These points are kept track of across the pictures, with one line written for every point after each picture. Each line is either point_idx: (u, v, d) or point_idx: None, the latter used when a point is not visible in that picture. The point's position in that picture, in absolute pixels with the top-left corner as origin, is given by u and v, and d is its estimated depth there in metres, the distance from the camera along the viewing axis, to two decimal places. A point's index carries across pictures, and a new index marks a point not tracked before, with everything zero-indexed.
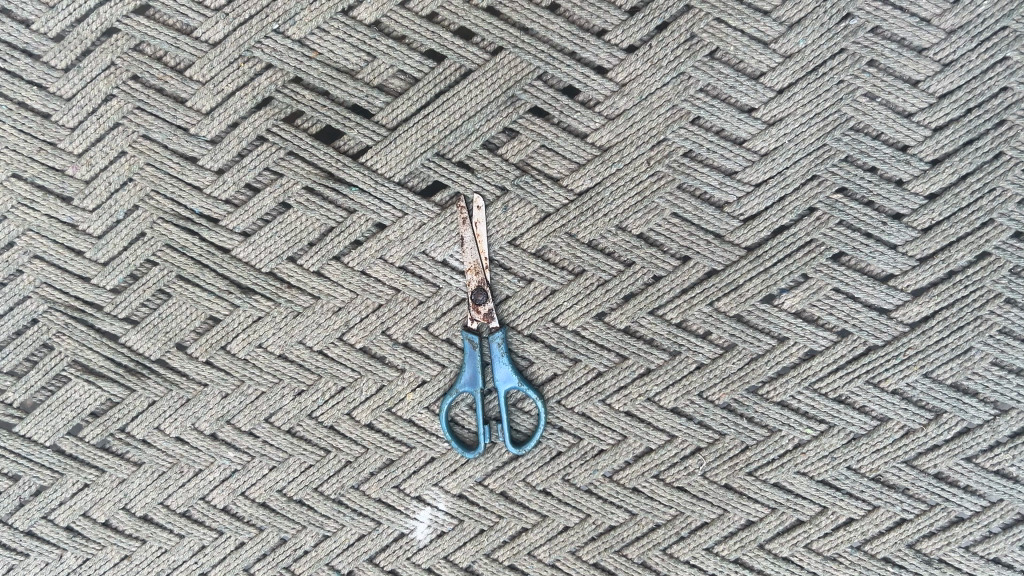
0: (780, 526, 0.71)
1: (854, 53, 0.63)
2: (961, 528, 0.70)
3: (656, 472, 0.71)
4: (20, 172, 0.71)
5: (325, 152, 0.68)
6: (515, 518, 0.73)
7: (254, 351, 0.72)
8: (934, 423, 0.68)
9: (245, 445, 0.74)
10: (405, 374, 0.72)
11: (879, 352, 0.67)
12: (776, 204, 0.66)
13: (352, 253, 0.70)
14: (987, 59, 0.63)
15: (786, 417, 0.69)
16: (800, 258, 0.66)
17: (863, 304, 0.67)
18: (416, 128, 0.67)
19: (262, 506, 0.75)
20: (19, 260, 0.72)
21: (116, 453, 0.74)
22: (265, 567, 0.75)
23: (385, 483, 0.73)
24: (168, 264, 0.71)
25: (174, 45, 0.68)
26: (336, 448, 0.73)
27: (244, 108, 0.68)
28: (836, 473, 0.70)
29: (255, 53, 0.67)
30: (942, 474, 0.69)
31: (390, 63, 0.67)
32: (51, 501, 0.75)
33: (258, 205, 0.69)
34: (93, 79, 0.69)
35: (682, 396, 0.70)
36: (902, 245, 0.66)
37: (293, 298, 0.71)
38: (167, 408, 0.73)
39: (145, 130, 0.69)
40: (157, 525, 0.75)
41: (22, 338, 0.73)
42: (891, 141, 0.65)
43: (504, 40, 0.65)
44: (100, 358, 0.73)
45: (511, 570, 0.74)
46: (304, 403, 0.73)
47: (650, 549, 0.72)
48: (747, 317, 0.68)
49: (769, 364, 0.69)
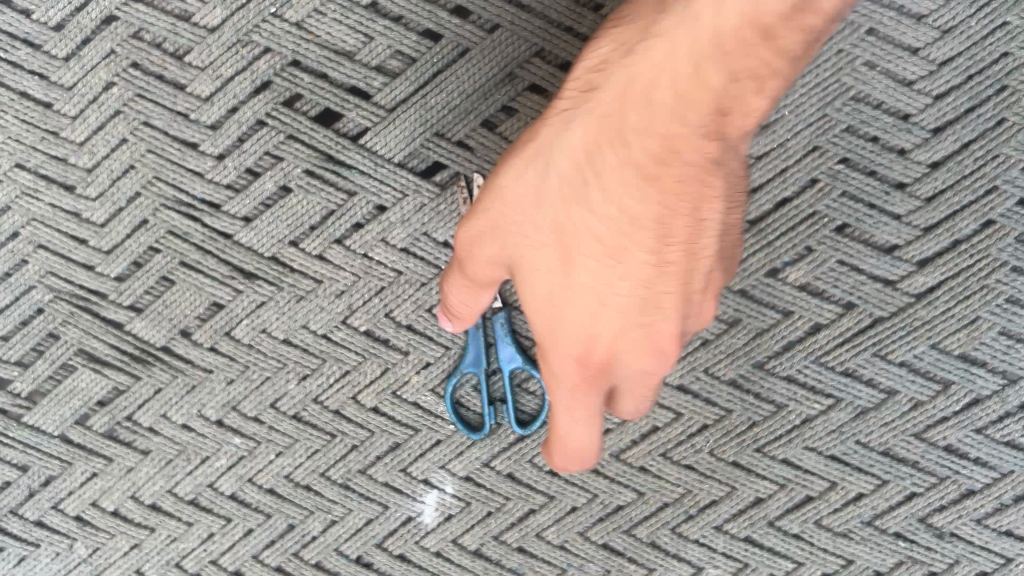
0: (790, 502, 0.70)
1: (853, 22, 0.64)
2: (972, 500, 0.69)
3: (663, 450, 0.71)
4: (24, 162, 0.71)
5: (324, 135, 0.68)
6: (522, 499, 0.72)
7: (258, 336, 0.72)
8: (943, 395, 0.68)
9: (251, 431, 0.73)
10: (410, 356, 0.72)
11: (886, 324, 0.67)
12: (777, 176, 0.66)
13: (354, 235, 0.70)
14: (987, 25, 0.64)
15: (793, 391, 0.69)
16: (803, 230, 0.66)
17: (868, 275, 0.67)
18: (415, 108, 0.68)
19: (269, 492, 0.74)
20: (24, 250, 0.72)
21: (124, 441, 0.75)
22: (274, 553, 0.75)
23: (392, 467, 0.73)
24: (171, 250, 0.71)
25: (172, 31, 0.68)
26: (341, 432, 0.73)
27: (243, 92, 0.69)
28: (845, 447, 0.69)
29: (252, 37, 0.68)
30: (952, 447, 0.69)
31: (388, 43, 0.67)
32: (62, 490, 0.75)
33: (259, 190, 0.70)
34: (94, 67, 0.69)
35: (687, 371, 0.69)
36: (906, 215, 0.66)
37: (296, 282, 0.71)
38: (173, 395, 0.73)
39: (146, 117, 0.70)
40: (166, 513, 0.75)
41: (28, 328, 0.73)
42: (892, 110, 0.65)
43: (500, 18, 0.66)
44: (106, 346, 0.73)
45: (520, 553, 0.73)
46: (309, 387, 0.72)
47: (660, 528, 0.71)
48: (752, 291, 0.68)
49: (774, 338, 0.68)
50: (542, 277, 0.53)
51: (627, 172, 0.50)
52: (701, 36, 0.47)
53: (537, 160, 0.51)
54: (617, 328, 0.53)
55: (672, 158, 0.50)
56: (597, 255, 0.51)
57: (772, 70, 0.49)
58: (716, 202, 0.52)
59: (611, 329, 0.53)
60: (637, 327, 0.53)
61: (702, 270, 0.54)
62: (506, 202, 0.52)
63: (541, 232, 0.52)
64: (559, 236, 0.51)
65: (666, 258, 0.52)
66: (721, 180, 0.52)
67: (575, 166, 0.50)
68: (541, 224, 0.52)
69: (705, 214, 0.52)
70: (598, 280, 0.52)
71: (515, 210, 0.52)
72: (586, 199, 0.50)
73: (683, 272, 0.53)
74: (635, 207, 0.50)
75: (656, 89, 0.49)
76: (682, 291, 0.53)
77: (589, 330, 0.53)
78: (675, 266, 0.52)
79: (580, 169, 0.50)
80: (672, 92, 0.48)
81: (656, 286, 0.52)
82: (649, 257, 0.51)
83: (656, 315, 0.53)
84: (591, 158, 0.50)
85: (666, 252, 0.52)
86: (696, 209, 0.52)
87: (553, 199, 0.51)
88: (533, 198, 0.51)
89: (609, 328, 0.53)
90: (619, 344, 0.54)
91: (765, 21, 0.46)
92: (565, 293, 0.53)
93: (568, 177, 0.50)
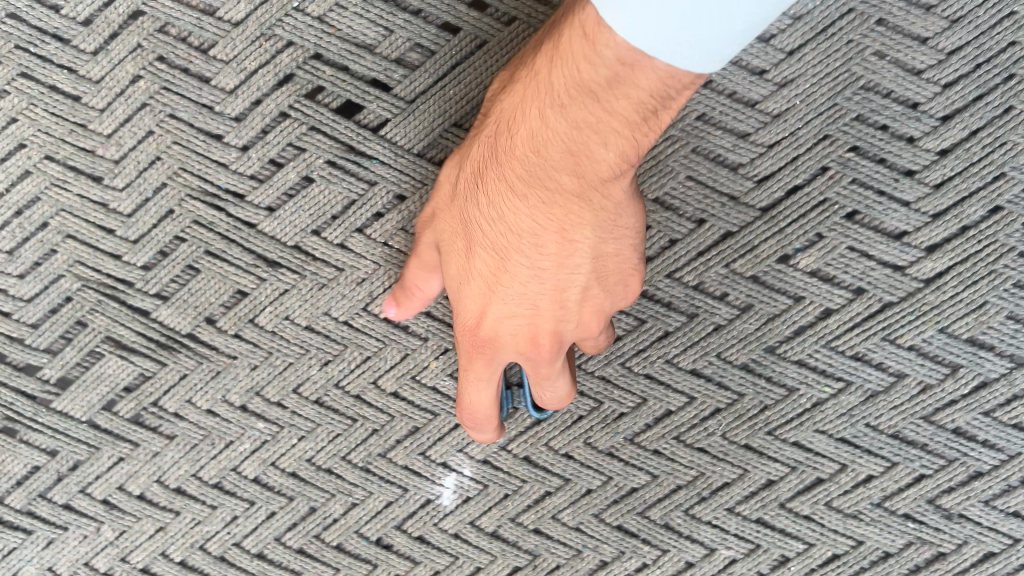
0: (801, 484, 0.72)
1: (862, 13, 0.65)
2: (980, 482, 0.71)
3: (676, 434, 0.72)
4: (53, 154, 0.73)
5: (346, 126, 0.70)
6: (538, 482, 0.74)
7: (281, 323, 0.74)
8: (951, 378, 0.69)
9: (274, 415, 0.75)
10: (428, 342, 0.74)
11: (895, 309, 0.68)
12: (789, 164, 0.67)
13: (374, 224, 0.72)
14: (995, 15, 0.65)
15: (804, 375, 0.70)
16: (814, 217, 0.68)
17: (877, 261, 0.68)
18: (434, 100, 0.70)
19: (292, 476, 0.75)
20: (53, 240, 0.74)
21: (150, 426, 0.76)
22: (296, 536, 0.76)
23: (412, 450, 0.75)
24: (197, 240, 0.73)
25: (198, 26, 0.70)
26: (363, 416, 0.75)
27: (267, 85, 0.71)
28: (855, 430, 0.71)
29: (276, 31, 0.70)
30: (960, 429, 0.70)
31: (407, 36, 0.69)
32: (88, 475, 0.76)
33: (282, 180, 0.72)
34: (121, 61, 0.71)
35: (700, 356, 0.71)
36: (914, 202, 0.67)
37: (319, 270, 0.73)
38: (198, 381, 0.75)
39: (172, 109, 0.72)
40: (190, 497, 0.76)
41: (57, 316, 0.75)
42: (901, 99, 0.66)
43: (518, 11, 0.68)
44: (133, 333, 0.75)
45: (536, 534, 0.74)
46: (331, 372, 0.74)
47: (673, 510, 0.73)
48: (763, 278, 0.69)
49: (786, 323, 0.70)
50: (451, 264, 0.60)
51: (501, 186, 0.55)
52: (548, 81, 0.51)
53: (462, 164, 0.60)
54: (492, 323, 0.58)
55: (534, 181, 0.54)
56: (478, 253, 0.57)
57: (615, 125, 0.50)
58: (587, 228, 0.55)
59: (487, 318, 0.58)
60: (511, 324, 0.58)
61: (577, 287, 0.57)
62: (442, 198, 0.61)
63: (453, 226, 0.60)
64: (459, 231, 0.59)
65: (534, 270, 0.56)
66: (589, 209, 0.54)
67: (473, 173, 0.58)
68: (453, 218, 0.60)
69: (573, 237, 0.55)
70: (477, 275, 0.58)
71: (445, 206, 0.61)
72: (477, 200, 0.57)
73: (557, 287, 0.56)
74: (503, 217, 0.55)
75: (524, 117, 0.53)
76: (554, 301, 0.57)
77: (471, 315, 0.59)
78: (538, 278, 0.56)
79: (475, 176, 0.57)
80: (532, 121, 0.53)
81: (519, 290, 0.56)
82: (513, 265, 0.56)
83: (527, 316, 0.57)
84: (482, 167, 0.57)
85: (527, 263, 0.55)
86: (561, 231, 0.54)
87: (460, 201, 0.59)
88: (451, 196, 0.60)
89: (483, 317, 0.58)
90: (497, 335, 0.58)
91: (590, 84, 0.49)
92: (459, 283, 0.59)
93: (471, 181, 0.58)
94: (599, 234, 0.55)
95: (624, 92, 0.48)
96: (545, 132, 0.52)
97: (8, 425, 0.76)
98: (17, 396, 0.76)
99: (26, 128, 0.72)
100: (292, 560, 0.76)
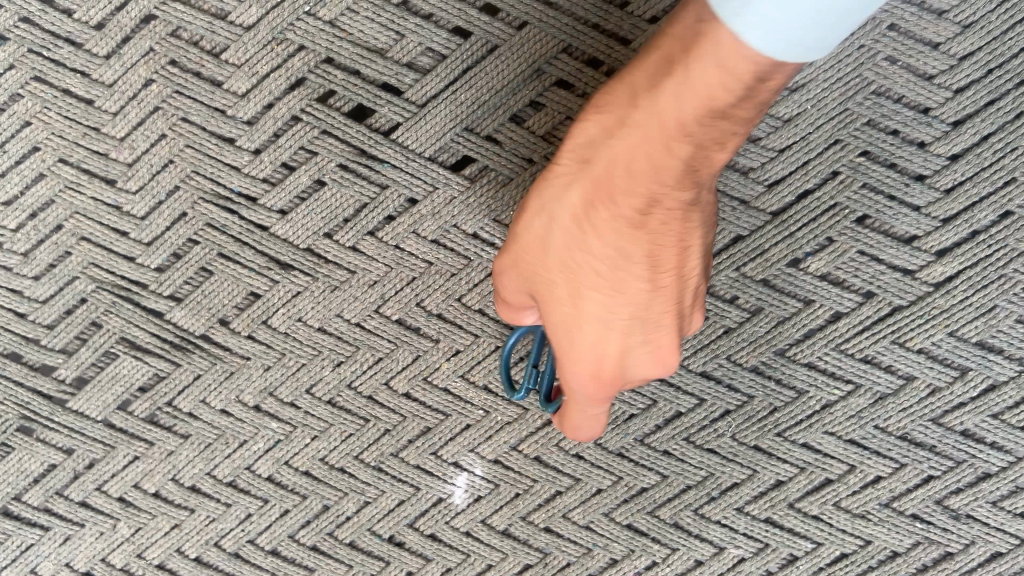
0: (810, 485, 0.72)
1: (874, 18, 0.65)
2: (988, 484, 0.71)
3: (686, 435, 0.73)
4: (67, 157, 0.73)
5: (357, 130, 0.71)
6: (549, 481, 0.75)
7: (294, 325, 0.74)
8: (960, 380, 0.70)
9: (288, 416, 0.76)
10: (439, 345, 0.74)
11: (904, 312, 0.69)
12: (800, 169, 0.67)
13: (386, 228, 0.72)
14: (1008, 20, 0.65)
15: (813, 377, 0.71)
16: (824, 222, 0.68)
17: (887, 265, 0.68)
18: (445, 104, 0.70)
19: (305, 474, 0.76)
20: (67, 242, 0.74)
21: (164, 426, 0.77)
22: (309, 533, 0.77)
23: (423, 450, 0.76)
24: (209, 242, 0.73)
25: (209, 30, 0.71)
26: (375, 416, 0.75)
27: (279, 89, 0.71)
28: (864, 432, 0.71)
29: (287, 35, 0.70)
30: (968, 431, 0.71)
31: (418, 41, 0.69)
32: (104, 473, 0.77)
33: (294, 183, 0.72)
34: (133, 65, 0.72)
35: (710, 359, 0.71)
36: (925, 206, 0.67)
37: (331, 273, 0.73)
38: (212, 381, 0.76)
39: (184, 113, 0.72)
40: (205, 495, 0.77)
41: (72, 317, 0.75)
42: (913, 104, 0.66)
43: (530, 15, 0.68)
44: (147, 334, 0.75)
45: (547, 533, 0.75)
46: (344, 373, 0.75)
47: (682, 510, 0.74)
48: (773, 281, 0.70)
49: (795, 327, 0.70)
50: (548, 323, 0.52)
51: (603, 239, 0.47)
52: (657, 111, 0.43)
53: (539, 214, 0.49)
54: (623, 372, 0.52)
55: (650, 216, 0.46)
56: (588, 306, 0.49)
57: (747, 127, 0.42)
58: (701, 234, 0.49)
59: (614, 370, 0.52)
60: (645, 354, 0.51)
61: (692, 296, 0.52)
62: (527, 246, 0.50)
63: (537, 289, 0.51)
64: (552, 293, 0.50)
65: (659, 305, 0.49)
66: (702, 217, 0.48)
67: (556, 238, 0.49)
68: (540, 285, 0.51)
69: (692, 251, 0.49)
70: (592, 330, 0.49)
71: (529, 255, 0.50)
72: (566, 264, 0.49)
73: (681, 307, 0.51)
74: (619, 259, 0.47)
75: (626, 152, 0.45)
76: (672, 323, 0.51)
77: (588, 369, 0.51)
78: (666, 310, 0.50)
79: (560, 240, 0.48)
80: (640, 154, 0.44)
81: (652, 326, 0.50)
82: (640, 307, 0.49)
83: (658, 350, 0.51)
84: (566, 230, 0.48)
85: (654, 301, 0.49)
86: (682, 251, 0.49)
87: (542, 259, 0.49)
88: (523, 255, 0.50)
89: (609, 371, 0.52)
90: (627, 377, 0.53)
91: (718, 101, 0.41)
92: (566, 347, 0.52)
93: (551, 238, 0.49)
94: (707, 235, 0.51)
95: (757, 98, 0.41)
96: (661, 162, 0.44)
97: (25, 424, 0.77)
98: (33, 396, 0.77)
99: (40, 132, 0.73)
100: (305, 557, 0.77)
